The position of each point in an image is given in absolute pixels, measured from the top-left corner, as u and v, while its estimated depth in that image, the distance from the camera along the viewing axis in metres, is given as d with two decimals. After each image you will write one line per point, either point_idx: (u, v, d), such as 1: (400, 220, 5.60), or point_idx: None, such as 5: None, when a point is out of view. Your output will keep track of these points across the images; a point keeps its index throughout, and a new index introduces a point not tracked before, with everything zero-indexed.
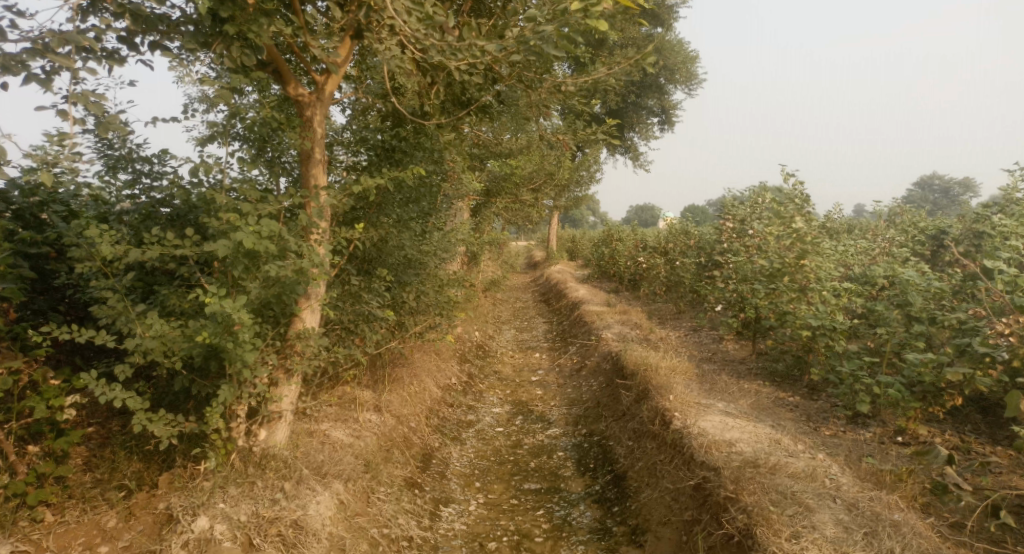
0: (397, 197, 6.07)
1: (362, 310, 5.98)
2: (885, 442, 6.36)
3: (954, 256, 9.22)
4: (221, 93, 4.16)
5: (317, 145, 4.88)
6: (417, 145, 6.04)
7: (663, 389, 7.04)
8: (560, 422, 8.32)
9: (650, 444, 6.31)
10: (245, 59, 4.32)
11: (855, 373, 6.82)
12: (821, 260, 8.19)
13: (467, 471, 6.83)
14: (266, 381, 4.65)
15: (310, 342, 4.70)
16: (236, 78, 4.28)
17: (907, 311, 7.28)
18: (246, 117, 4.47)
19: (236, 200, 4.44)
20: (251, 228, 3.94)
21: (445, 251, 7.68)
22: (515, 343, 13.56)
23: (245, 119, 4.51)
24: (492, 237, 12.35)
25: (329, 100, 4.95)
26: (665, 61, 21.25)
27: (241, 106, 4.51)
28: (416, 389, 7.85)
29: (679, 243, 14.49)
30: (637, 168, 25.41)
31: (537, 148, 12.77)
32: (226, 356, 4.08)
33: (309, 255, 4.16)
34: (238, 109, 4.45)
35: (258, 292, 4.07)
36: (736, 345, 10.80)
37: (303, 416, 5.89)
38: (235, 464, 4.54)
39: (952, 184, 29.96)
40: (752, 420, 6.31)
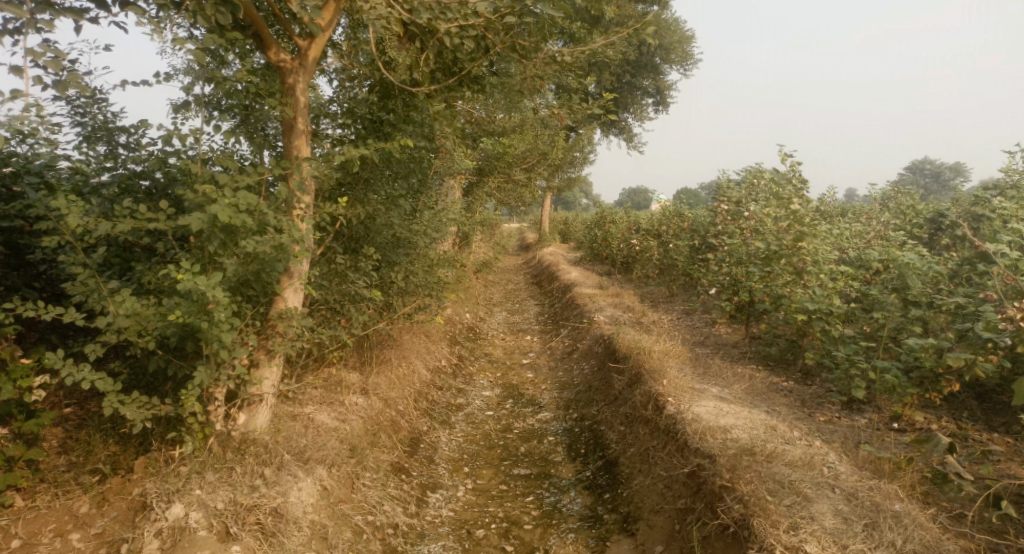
0: (385, 173, 5.86)
1: (348, 290, 5.80)
2: (881, 429, 6.27)
3: (951, 240, 9.12)
4: (194, 54, 3.93)
5: (300, 116, 4.67)
6: (405, 119, 5.88)
7: (656, 373, 6.91)
8: (551, 406, 8.19)
9: (643, 429, 6.18)
10: (220, 18, 4.08)
11: (851, 358, 6.70)
12: (818, 243, 8.04)
13: (456, 455, 6.69)
14: (246, 363, 4.46)
15: (291, 323, 4.52)
16: (209, 39, 4.05)
17: (905, 295, 7.16)
18: (223, 83, 4.24)
19: (213, 170, 4.23)
20: (226, 201, 3.72)
21: (436, 231, 7.49)
22: (506, 325, 13.41)
23: (222, 85, 4.29)
24: (484, 218, 12.14)
25: (312, 67, 4.73)
26: (660, 41, 20.97)
27: (218, 72, 4.28)
28: (405, 371, 7.68)
29: (672, 225, 14.33)
30: (631, 149, 25.19)
31: (530, 127, 12.52)
32: (201, 337, 3.88)
33: (290, 231, 3.95)
34: (214, 74, 4.22)
35: (234, 270, 3.87)
36: (729, 328, 10.69)
37: (287, 399, 5.71)
38: (213, 449, 4.37)
39: (943, 169, 30.04)
40: (746, 405, 6.18)
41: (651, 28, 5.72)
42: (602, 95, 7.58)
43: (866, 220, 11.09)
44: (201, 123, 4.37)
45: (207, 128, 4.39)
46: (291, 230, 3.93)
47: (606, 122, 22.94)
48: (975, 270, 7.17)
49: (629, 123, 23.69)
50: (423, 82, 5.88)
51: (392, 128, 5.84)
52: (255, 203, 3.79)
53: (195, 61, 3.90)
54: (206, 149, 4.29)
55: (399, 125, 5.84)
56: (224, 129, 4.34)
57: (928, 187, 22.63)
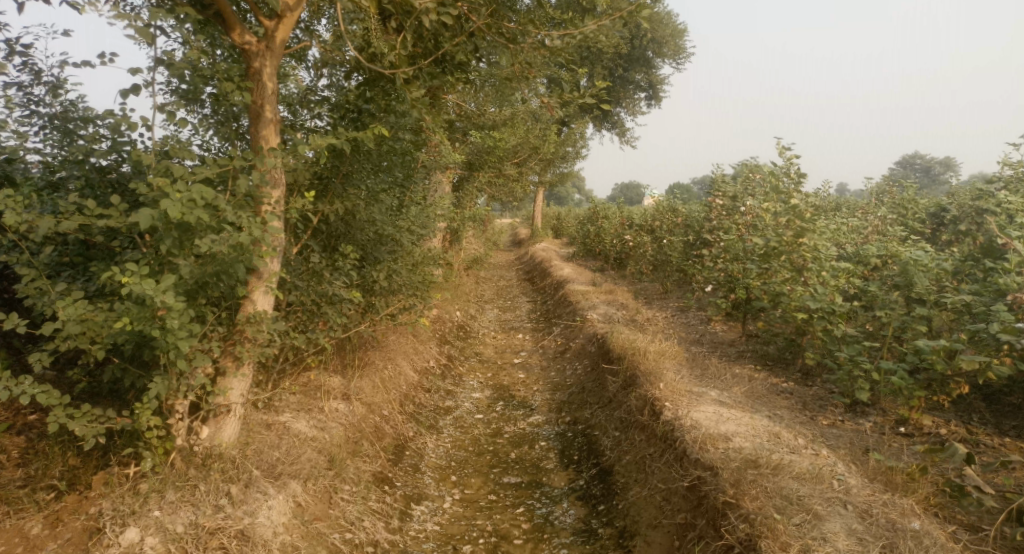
0: (365, 166, 5.54)
1: (326, 291, 5.45)
2: (886, 434, 5.98)
3: (954, 235, 8.85)
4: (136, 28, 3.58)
5: (268, 103, 4.35)
6: (387, 109, 5.55)
7: (652, 375, 6.60)
8: (543, 408, 7.88)
9: (639, 435, 5.88)
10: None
11: (855, 359, 6.42)
12: (819, 238, 7.74)
13: (443, 462, 6.37)
14: (210, 371, 4.12)
15: (260, 327, 4.17)
16: (155, 13, 3.70)
17: (909, 292, 6.88)
18: (176, 66, 3.88)
19: (166, 161, 3.88)
20: (176, 195, 3.37)
21: (421, 227, 7.16)
22: (498, 323, 13.08)
23: (176, 68, 3.92)
24: (474, 213, 11.77)
25: (280, 50, 4.40)
26: (653, 34, 20.71)
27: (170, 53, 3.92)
28: (391, 374, 7.36)
29: (666, 220, 14.04)
30: (624, 144, 24.90)
31: (521, 120, 12.15)
32: (156, 346, 3.54)
33: (250, 228, 3.59)
34: (165, 54, 3.88)
35: (190, 273, 3.51)
36: (725, 326, 10.42)
37: (261, 407, 5.38)
38: (176, 463, 4.04)
39: (933, 163, 30.25)
40: (747, 410, 5.88)
41: (647, 9, 5.43)
42: (593, 85, 7.25)
43: (864, 215, 10.81)
44: (154, 110, 4.01)
45: (160, 115, 4.03)
46: (251, 228, 3.58)
47: (598, 117, 22.65)
48: (982, 267, 6.89)
49: (622, 117, 23.38)
50: (399, 65, 5.34)
51: (371, 118, 5.51)
52: (209, 198, 3.45)
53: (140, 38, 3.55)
54: (158, 138, 3.94)
55: (378, 115, 5.53)
56: (177, 115, 3.98)
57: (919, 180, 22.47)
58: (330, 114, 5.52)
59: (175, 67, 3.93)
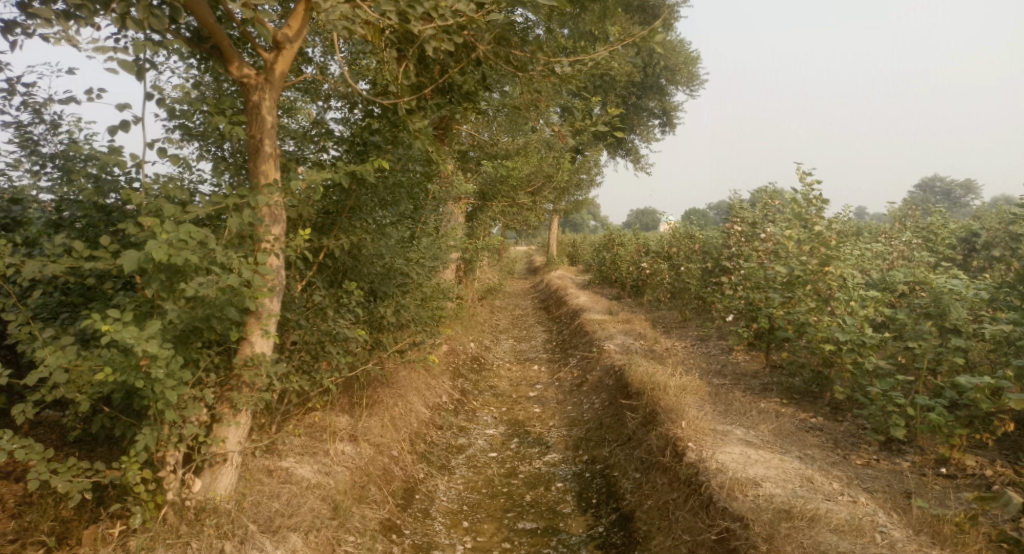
0: (371, 199, 5.37)
1: (330, 329, 5.24)
2: (926, 475, 5.61)
3: (986, 261, 8.48)
4: (120, 61, 3.43)
5: (267, 137, 4.22)
6: (393, 140, 5.39)
7: (674, 413, 6.29)
8: (560, 446, 7.56)
9: (661, 478, 5.56)
10: (153, 21, 3.60)
11: (888, 394, 6.07)
12: (845, 266, 7.42)
13: (455, 506, 6.07)
14: (205, 419, 3.90)
15: (258, 371, 3.96)
16: (142, 45, 3.56)
17: (943, 322, 6.54)
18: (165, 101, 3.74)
19: (154, 198, 3.72)
20: (162, 236, 3.20)
21: (432, 260, 6.95)
22: (513, 354, 12.79)
23: (165, 103, 3.78)
24: (487, 243, 11.58)
25: (279, 82, 4.27)
26: (666, 61, 20.65)
27: (159, 87, 3.78)
28: (401, 411, 7.10)
29: (683, 248, 13.77)
30: (639, 171, 24.72)
31: (535, 148, 11.98)
32: (144, 396, 3.33)
33: (239, 269, 3.39)
34: (154, 88, 3.73)
35: (179, 318, 3.32)
36: (747, 356, 10.06)
37: (263, 452, 5.13)
38: (168, 519, 3.79)
39: (954, 185, 29.79)
40: (776, 450, 5.54)
41: (660, 34, 5.24)
42: (607, 112, 7.05)
43: (888, 240, 10.46)
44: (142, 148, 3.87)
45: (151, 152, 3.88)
46: (242, 270, 3.38)
47: (612, 144, 22.52)
48: (1021, 295, 6.53)
49: (635, 144, 23.24)
50: (403, 95, 5.18)
51: (377, 151, 5.34)
52: (197, 238, 3.27)
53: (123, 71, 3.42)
54: (149, 175, 3.78)
55: (384, 147, 5.36)
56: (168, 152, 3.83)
57: (941, 201, 21.94)
58: (334, 147, 5.35)
59: (164, 102, 3.79)
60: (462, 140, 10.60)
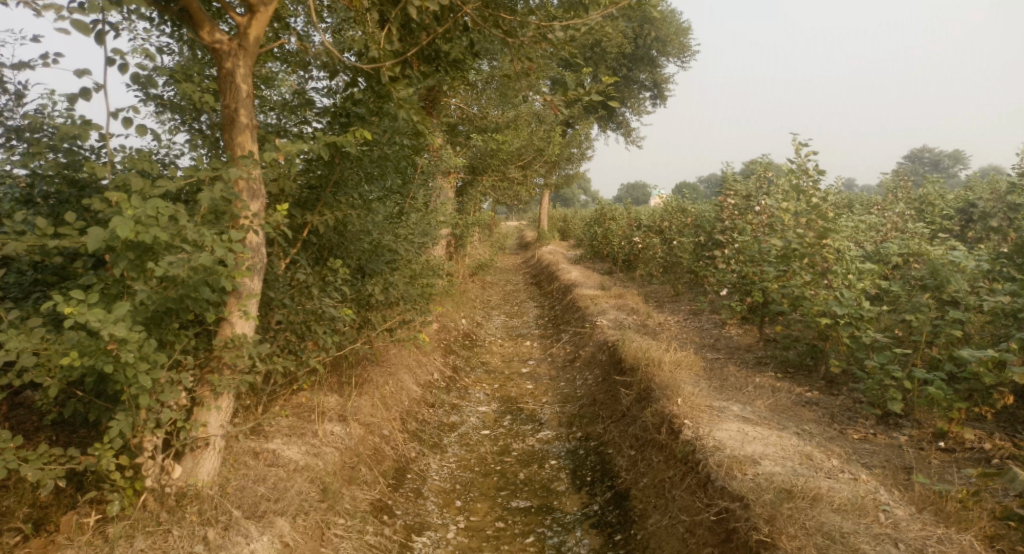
0: (356, 173, 5.18)
1: (316, 308, 5.08)
2: (924, 449, 5.54)
3: (983, 233, 8.39)
4: (75, 22, 3.22)
5: (242, 107, 4.03)
6: (378, 112, 5.18)
7: (669, 389, 6.19)
8: (553, 422, 7.46)
9: (656, 456, 5.46)
10: None
11: (886, 367, 5.99)
12: (842, 238, 7.30)
13: (447, 485, 5.96)
14: (184, 403, 3.75)
15: (239, 353, 3.81)
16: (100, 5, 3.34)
17: (941, 294, 6.46)
18: (128, 66, 3.53)
19: (121, 172, 3.53)
20: (128, 212, 3.02)
21: (421, 236, 6.77)
22: (504, 330, 12.67)
23: (129, 69, 3.57)
24: (478, 218, 11.38)
25: (254, 49, 4.07)
26: (657, 32, 20.36)
27: (121, 52, 3.57)
28: (392, 390, 6.97)
29: (676, 222, 13.64)
30: (630, 144, 24.50)
31: (525, 121, 11.74)
32: (117, 380, 3.17)
33: (212, 248, 3.22)
34: (116, 53, 3.52)
35: (150, 299, 3.14)
36: (740, 330, 9.98)
37: (248, 434, 5.00)
38: (148, 506, 3.65)
39: (942, 156, 29.82)
40: (774, 426, 5.45)
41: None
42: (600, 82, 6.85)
43: (881, 212, 10.35)
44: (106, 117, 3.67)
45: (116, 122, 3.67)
46: (215, 248, 3.20)
47: (603, 117, 22.26)
48: (1020, 266, 6.43)
49: (626, 117, 22.98)
50: (384, 60, 4.91)
51: (361, 123, 5.12)
52: (167, 214, 3.08)
53: (78, 33, 3.21)
54: (114, 147, 3.58)
55: (369, 119, 5.14)
56: (133, 122, 3.63)
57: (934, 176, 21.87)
58: (316, 118, 5.13)
59: (127, 68, 3.58)
60: (451, 112, 10.37)
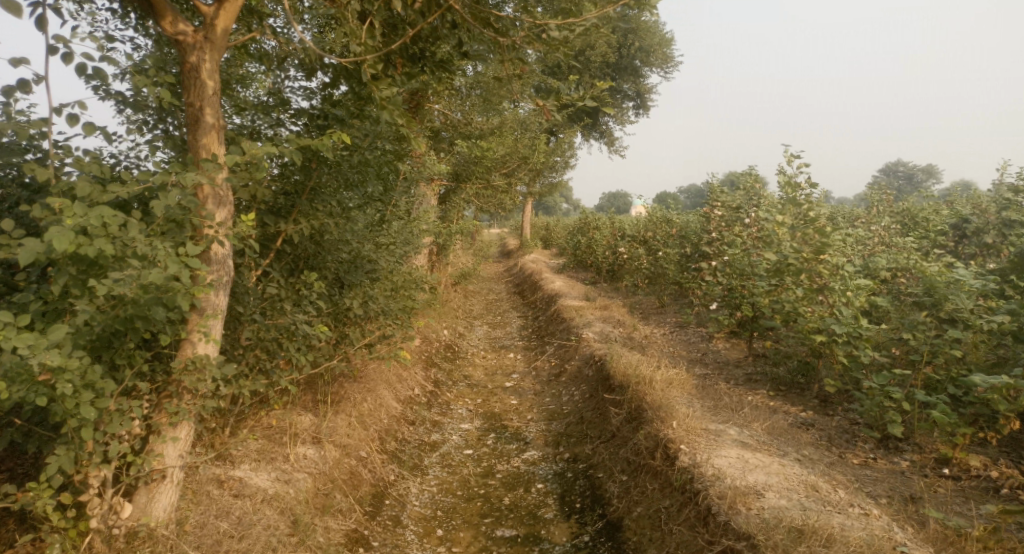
0: (335, 179, 4.87)
1: (288, 324, 4.72)
2: (928, 477, 5.29)
3: (977, 249, 8.22)
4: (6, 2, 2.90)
5: (208, 105, 3.71)
6: (358, 114, 4.92)
7: (662, 408, 5.91)
8: (538, 442, 7.13)
9: (651, 483, 5.18)
10: None
11: (885, 389, 5.75)
12: (838, 254, 6.96)
13: (428, 512, 5.60)
14: (137, 433, 3.38)
15: (201, 377, 3.47)
16: None
17: (937, 313, 6.19)
18: (72, 55, 3.20)
19: (66, 174, 3.18)
20: (68, 221, 2.68)
21: (403, 246, 6.44)
22: (487, 341, 12.34)
23: (74, 58, 3.25)
24: (462, 227, 11.08)
25: (222, 42, 3.77)
26: (641, 42, 20.27)
27: (66, 40, 3.25)
28: (370, 407, 6.62)
29: (661, 232, 13.44)
30: (613, 154, 24.37)
31: (509, 127, 11.48)
32: (54, 412, 2.80)
33: (165, 264, 2.88)
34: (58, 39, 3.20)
35: (94, 319, 2.80)
36: (728, 344, 9.75)
37: (213, 461, 4.63)
38: (93, 549, 3.23)
39: (917, 170, 30.23)
40: (774, 452, 5.18)
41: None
42: (590, 86, 6.56)
43: (869, 225, 10.18)
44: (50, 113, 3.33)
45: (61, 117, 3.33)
46: (168, 263, 2.86)
47: (586, 126, 22.11)
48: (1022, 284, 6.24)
49: (610, 127, 22.86)
50: (364, 55, 4.46)
51: (340, 125, 4.82)
52: (114, 224, 2.75)
53: (8, 13, 2.88)
54: (57, 145, 3.23)
55: (349, 121, 4.85)
56: (78, 117, 3.28)
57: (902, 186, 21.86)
58: (292, 120, 4.83)
59: (72, 58, 3.25)
60: (433, 118, 10.09)
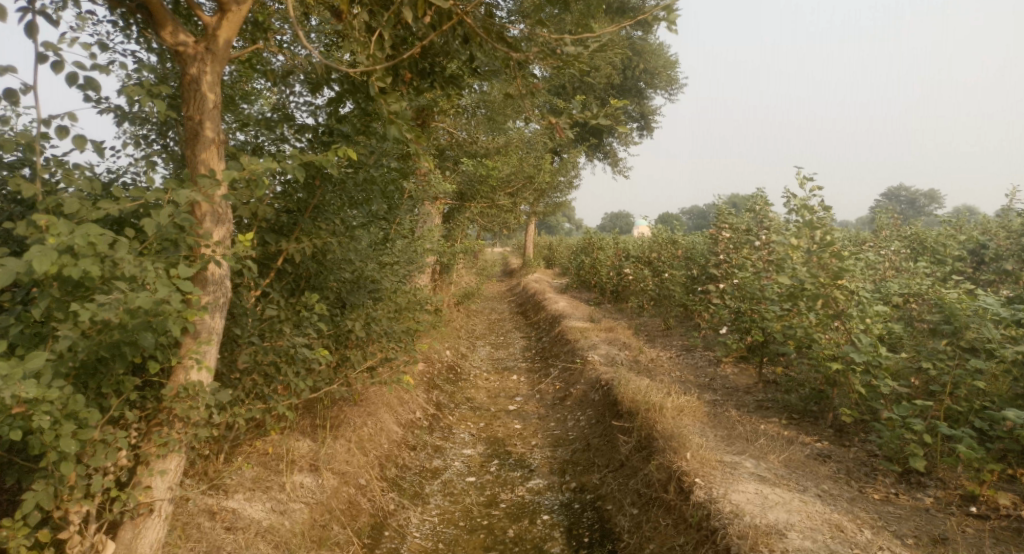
0: (339, 197, 4.71)
1: (287, 348, 4.52)
2: (954, 515, 5.04)
3: (995, 276, 8.01)
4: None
5: (208, 119, 3.55)
6: (364, 131, 4.77)
7: (673, 438, 5.68)
8: (544, 469, 6.88)
9: (664, 518, 5.01)
10: None
11: (907, 421, 5.52)
12: (856, 279, 6.74)
13: (429, 544, 5.35)
14: (124, 464, 3.17)
15: (194, 405, 3.27)
16: None
17: (958, 341, 5.92)
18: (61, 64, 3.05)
19: (53, 189, 3.02)
20: (51, 240, 2.51)
21: (408, 265, 6.25)
22: (490, 362, 12.11)
23: (63, 67, 3.10)
24: (466, 246, 10.90)
25: (223, 54, 3.62)
26: (646, 64, 20.21)
27: (56, 48, 3.11)
28: (371, 432, 6.39)
29: (666, 254, 13.25)
30: (618, 174, 24.27)
31: (515, 146, 11.35)
32: (31, 444, 2.61)
33: (154, 286, 2.70)
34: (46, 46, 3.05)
35: (78, 346, 2.62)
36: (736, 368, 9.52)
37: (206, 490, 4.42)
38: None
39: (921, 194, 30.10)
40: (793, 487, 4.97)
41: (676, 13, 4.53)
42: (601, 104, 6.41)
43: (880, 249, 9.99)
44: (38, 125, 3.17)
45: (50, 129, 3.17)
46: (157, 286, 2.68)
47: (591, 146, 22.02)
48: None
49: (614, 147, 22.78)
50: (371, 70, 4.30)
51: (346, 142, 4.66)
52: (101, 243, 2.58)
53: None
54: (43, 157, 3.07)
55: (355, 138, 4.70)
56: (67, 128, 3.12)
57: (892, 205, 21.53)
58: (297, 136, 4.65)
59: (62, 67, 3.09)
60: (438, 136, 9.95)
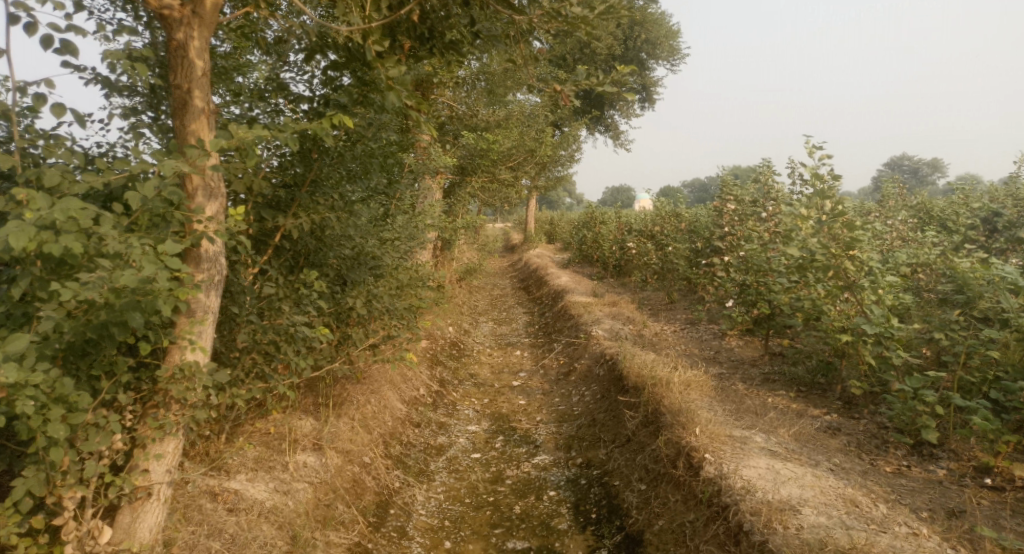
0: (336, 170, 4.56)
1: (286, 326, 4.40)
2: (968, 488, 4.95)
3: (1008, 244, 7.84)
4: None
5: (196, 88, 3.41)
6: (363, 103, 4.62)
7: (682, 413, 5.59)
8: (549, 445, 6.80)
9: (673, 494, 4.94)
10: None
11: (919, 392, 5.42)
12: (866, 249, 6.57)
13: (435, 522, 5.28)
14: (120, 448, 3.07)
15: (190, 387, 3.17)
16: None
17: (971, 311, 5.78)
18: (34, 24, 2.91)
19: (34, 161, 2.88)
20: (29, 215, 2.38)
21: (409, 241, 6.12)
22: (493, 338, 12.01)
23: (37, 28, 2.97)
24: (467, 221, 10.74)
25: (211, 18, 3.46)
26: (647, 34, 19.84)
27: (29, 10, 2.97)
28: (375, 410, 6.31)
29: (670, 227, 13.07)
30: (619, 147, 23.99)
31: (516, 119, 11.13)
32: (17, 430, 2.51)
33: (140, 264, 2.57)
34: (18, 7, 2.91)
35: (63, 327, 2.51)
36: (742, 342, 9.41)
37: (207, 472, 4.33)
38: None
39: (923, 164, 29.86)
40: (805, 462, 4.89)
41: None
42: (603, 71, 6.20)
43: (887, 219, 9.82)
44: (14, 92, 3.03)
45: (26, 97, 3.03)
46: (143, 263, 2.55)
47: (592, 119, 21.72)
48: None
49: (615, 120, 22.46)
50: (367, 36, 4.13)
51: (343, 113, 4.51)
52: (82, 219, 2.46)
53: None
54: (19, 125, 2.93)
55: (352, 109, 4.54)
56: (44, 95, 2.98)
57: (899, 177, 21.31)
58: (291, 107, 4.49)
59: (36, 28, 2.95)
60: (436, 110, 9.74)
